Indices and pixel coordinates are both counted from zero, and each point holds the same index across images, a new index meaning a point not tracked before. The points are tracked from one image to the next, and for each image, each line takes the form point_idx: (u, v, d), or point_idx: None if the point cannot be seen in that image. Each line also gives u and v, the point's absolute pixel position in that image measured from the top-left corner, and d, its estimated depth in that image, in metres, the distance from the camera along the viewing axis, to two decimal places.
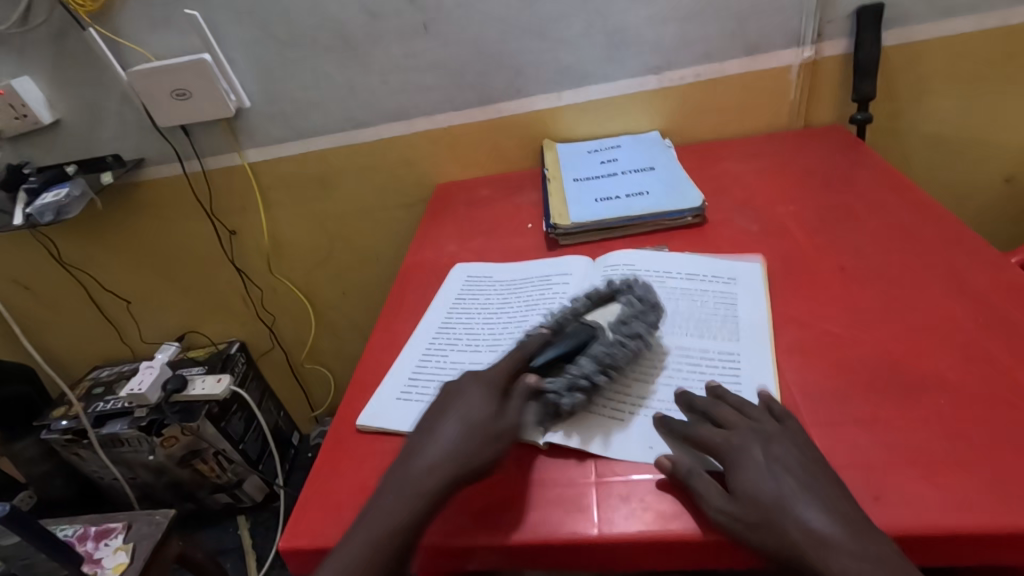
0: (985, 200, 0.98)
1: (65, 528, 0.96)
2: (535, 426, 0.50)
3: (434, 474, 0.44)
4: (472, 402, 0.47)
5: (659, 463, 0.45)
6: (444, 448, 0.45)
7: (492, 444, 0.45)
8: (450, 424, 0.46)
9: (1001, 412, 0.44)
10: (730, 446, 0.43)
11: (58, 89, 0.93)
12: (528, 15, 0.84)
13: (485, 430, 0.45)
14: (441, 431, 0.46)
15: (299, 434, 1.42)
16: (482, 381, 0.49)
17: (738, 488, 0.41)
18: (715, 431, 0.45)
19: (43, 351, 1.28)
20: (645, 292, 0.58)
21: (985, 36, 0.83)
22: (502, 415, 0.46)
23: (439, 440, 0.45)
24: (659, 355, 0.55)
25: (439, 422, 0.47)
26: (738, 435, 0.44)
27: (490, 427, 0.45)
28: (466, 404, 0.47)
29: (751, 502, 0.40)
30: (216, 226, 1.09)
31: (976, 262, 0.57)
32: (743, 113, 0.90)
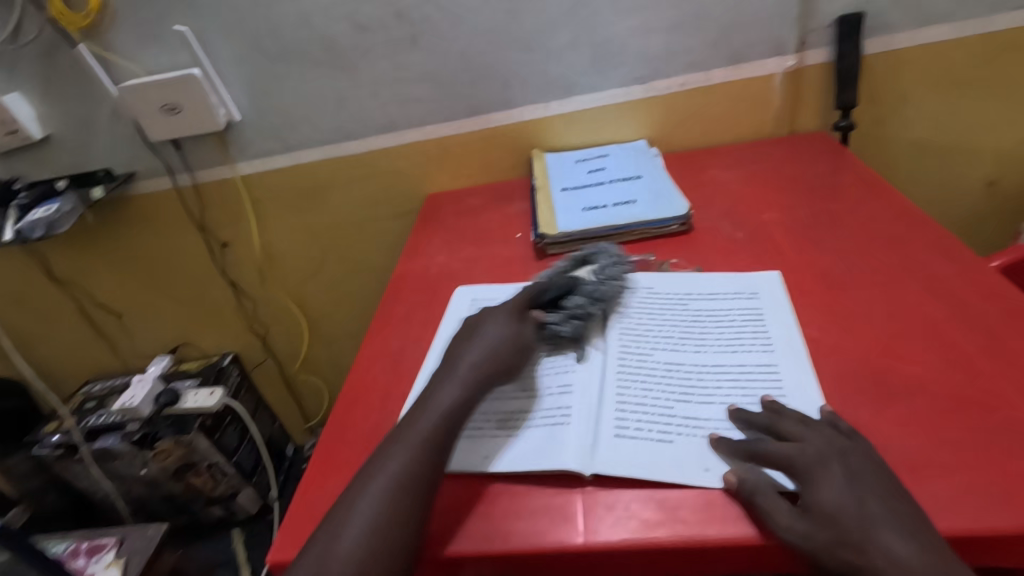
0: (969, 203, 0.99)
1: (58, 544, 0.95)
2: (583, 452, 0.48)
3: (471, 375, 0.51)
4: (494, 330, 0.55)
5: (727, 478, 0.44)
6: (474, 366, 0.52)
7: (512, 351, 0.54)
8: (477, 348, 0.54)
9: (981, 415, 0.45)
10: (804, 459, 0.43)
11: (48, 106, 0.94)
12: (514, 28, 0.85)
13: (514, 353, 0.54)
14: (471, 349, 0.54)
15: (293, 446, 1.42)
16: (505, 313, 0.57)
17: (813, 503, 0.40)
18: (784, 444, 0.44)
19: (36, 366, 1.28)
20: (614, 253, 0.68)
21: (965, 43, 0.84)
22: (520, 332, 0.55)
23: (462, 362, 0.53)
24: (696, 372, 0.53)
25: (470, 342, 0.55)
26: (813, 446, 0.43)
27: (514, 345, 0.54)
28: (487, 328, 0.55)
29: (828, 519, 0.39)
30: (209, 239, 1.09)
31: (957, 267, 0.58)
32: (729, 122, 0.91)
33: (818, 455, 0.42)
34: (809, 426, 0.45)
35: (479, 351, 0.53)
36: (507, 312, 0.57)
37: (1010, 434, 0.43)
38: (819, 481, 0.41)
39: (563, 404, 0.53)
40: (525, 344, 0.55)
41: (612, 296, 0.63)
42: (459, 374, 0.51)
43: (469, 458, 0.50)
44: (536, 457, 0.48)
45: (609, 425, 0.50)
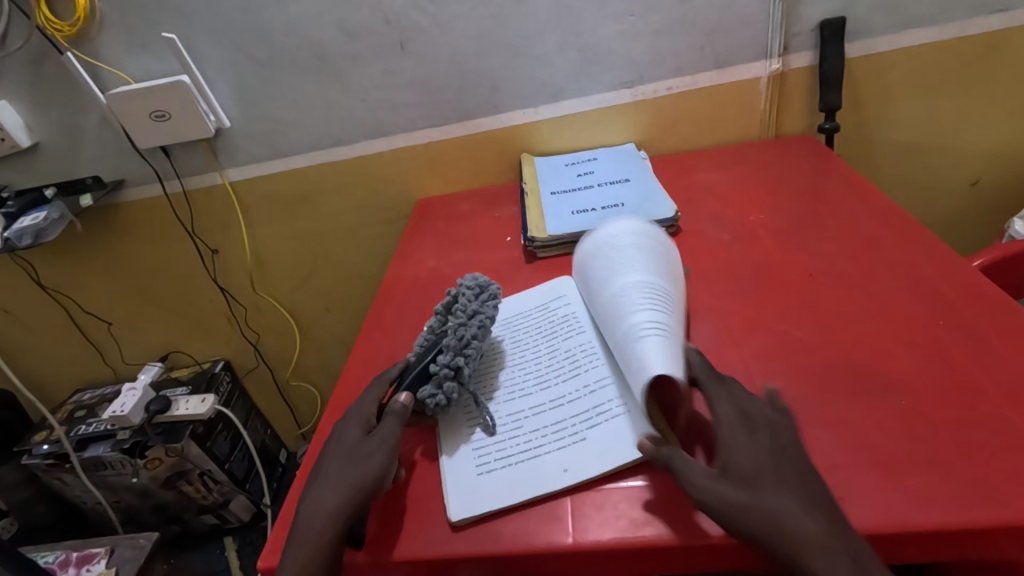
0: (952, 204, 1.01)
1: (47, 555, 0.94)
2: (585, 455, 0.48)
3: (341, 488, 0.46)
4: (337, 459, 0.49)
5: (642, 444, 0.45)
6: (336, 487, 0.47)
7: (371, 459, 0.48)
8: (341, 467, 0.48)
9: (960, 410, 0.45)
10: (752, 420, 0.46)
11: (37, 113, 0.93)
12: (502, 33, 0.86)
13: (375, 455, 0.48)
14: (321, 484, 0.48)
15: (287, 452, 1.42)
16: (357, 420, 0.52)
17: (733, 468, 0.43)
18: (727, 407, 0.47)
19: (24, 375, 1.27)
20: (476, 278, 0.63)
21: (945, 46, 0.85)
22: (378, 438, 0.49)
23: (323, 494, 0.47)
24: (631, 295, 0.54)
25: (320, 477, 0.48)
26: (753, 410, 0.46)
27: (373, 444, 0.49)
28: (330, 467, 0.49)
29: (744, 484, 0.41)
30: (199, 246, 1.09)
31: (936, 266, 0.59)
32: (716, 125, 0.92)
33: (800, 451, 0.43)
34: (731, 388, 0.48)
35: (343, 464, 0.48)
36: (363, 414, 0.53)
37: (991, 428, 0.44)
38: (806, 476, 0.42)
39: (607, 398, 0.52)
40: (387, 439, 0.49)
41: (479, 334, 0.56)
42: (334, 490, 0.47)
43: (512, 477, 0.48)
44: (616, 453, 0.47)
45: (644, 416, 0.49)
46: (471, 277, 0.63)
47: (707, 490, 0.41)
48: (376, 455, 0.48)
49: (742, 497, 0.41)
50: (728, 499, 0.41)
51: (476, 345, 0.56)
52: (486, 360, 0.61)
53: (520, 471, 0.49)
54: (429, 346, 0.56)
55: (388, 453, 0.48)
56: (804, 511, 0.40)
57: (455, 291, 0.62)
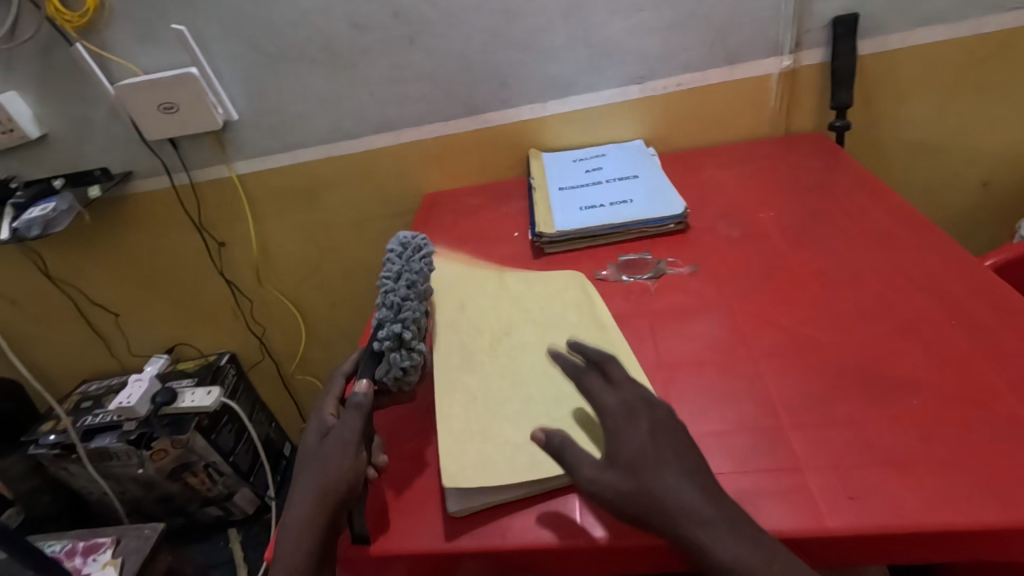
0: (963, 203, 1.00)
1: (54, 544, 0.95)
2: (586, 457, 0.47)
3: (309, 498, 0.45)
4: (300, 469, 0.47)
5: (537, 436, 0.46)
6: (305, 499, 0.45)
7: (336, 459, 0.46)
8: (305, 476, 0.46)
9: (972, 410, 0.45)
10: (629, 405, 0.46)
11: (46, 104, 0.93)
12: (511, 28, 0.85)
13: (337, 455, 0.46)
14: (295, 493, 0.46)
15: (291, 445, 1.42)
16: (314, 426, 0.50)
17: (615, 454, 0.43)
18: (607, 393, 0.47)
19: (32, 366, 1.28)
20: (401, 237, 0.60)
21: (957, 44, 0.85)
22: (336, 439, 0.47)
23: (298, 503, 0.45)
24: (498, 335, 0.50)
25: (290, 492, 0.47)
26: (627, 391, 0.47)
27: (333, 444, 0.47)
28: (297, 484, 0.46)
29: (628, 470, 0.42)
30: (205, 238, 1.09)
31: (949, 265, 0.59)
32: (726, 122, 0.92)
33: None
34: (608, 371, 0.48)
35: (306, 473, 0.47)
36: (323, 418, 0.51)
37: (1004, 429, 0.43)
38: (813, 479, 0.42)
39: None
40: (347, 435, 0.47)
41: (409, 295, 0.54)
42: (303, 501, 0.45)
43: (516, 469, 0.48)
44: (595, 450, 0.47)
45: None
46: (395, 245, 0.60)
47: (589, 480, 0.42)
48: (338, 457, 0.46)
49: (625, 483, 0.42)
50: (612, 487, 0.42)
51: (410, 306, 0.53)
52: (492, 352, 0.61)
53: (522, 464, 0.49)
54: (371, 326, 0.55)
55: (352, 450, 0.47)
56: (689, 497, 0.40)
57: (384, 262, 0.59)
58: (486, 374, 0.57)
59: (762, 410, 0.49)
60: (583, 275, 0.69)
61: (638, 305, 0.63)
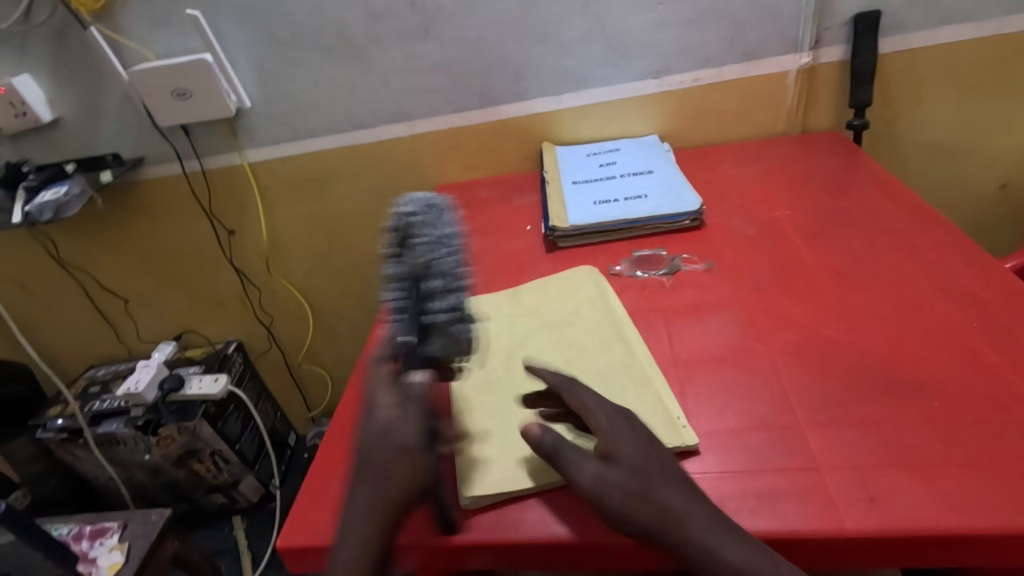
0: (979, 206, 0.99)
1: (61, 527, 0.95)
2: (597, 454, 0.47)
3: (368, 508, 0.40)
4: (359, 476, 0.41)
5: (528, 431, 0.42)
6: (362, 505, 0.40)
7: (401, 461, 0.40)
8: (362, 483, 0.40)
9: (993, 413, 0.44)
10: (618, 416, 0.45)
11: (59, 88, 0.93)
12: (528, 19, 0.85)
13: (401, 467, 0.40)
14: (349, 499, 0.41)
15: (296, 435, 1.42)
16: (370, 418, 0.42)
17: (615, 455, 0.42)
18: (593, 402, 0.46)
19: (41, 350, 1.28)
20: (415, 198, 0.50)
21: (980, 44, 0.83)
22: (401, 444, 0.41)
23: (358, 509, 0.40)
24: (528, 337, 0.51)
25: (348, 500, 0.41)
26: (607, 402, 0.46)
27: (388, 452, 0.40)
28: (357, 491, 0.41)
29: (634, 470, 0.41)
30: (215, 226, 1.09)
31: (971, 267, 0.58)
32: (742, 119, 0.91)
33: None
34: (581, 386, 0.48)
35: (361, 480, 0.41)
36: (376, 414, 0.42)
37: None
38: None
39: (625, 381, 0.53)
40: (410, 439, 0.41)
41: (458, 262, 0.48)
42: (359, 512, 0.40)
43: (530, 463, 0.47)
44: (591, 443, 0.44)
45: (675, 416, 0.49)
46: (414, 201, 0.50)
47: (593, 479, 0.40)
48: (403, 462, 0.40)
49: (632, 483, 0.40)
50: (618, 486, 0.40)
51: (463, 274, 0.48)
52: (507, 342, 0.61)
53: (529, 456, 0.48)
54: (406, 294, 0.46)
55: (415, 455, 0.40)
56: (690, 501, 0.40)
57: (398, 223, 0.49)
58: (500, 371, 0.56)
59: (780, 409, 0.48)
60: (597, 270, 0.69)
61: (653, 301, 0.63)
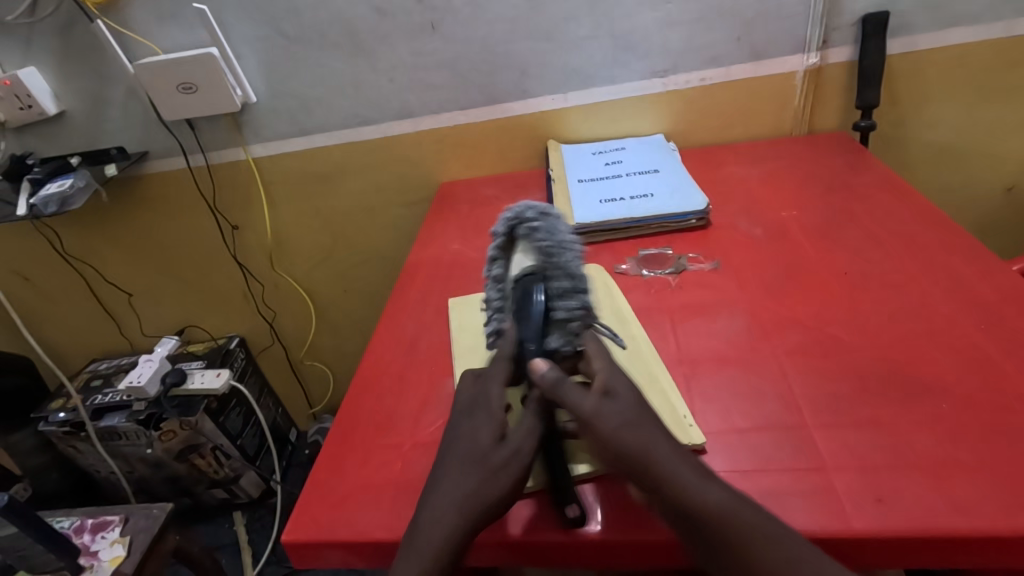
0: (984, 209, 0.99)
1: (63, 520, 0.95)
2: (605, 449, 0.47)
3: (457, 497, 0.41)
4: (456, 470, 0.42)
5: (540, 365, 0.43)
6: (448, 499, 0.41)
7: (504, 473, 0.41)
8: (457, 478, 0.42)
9: (1001, 416, 0.44)
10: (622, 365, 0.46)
11: (64, 81, 0.93)
12: (535, 16, 0.84)
13: (501, 475, 0.41)
14: (439, 488, 0.42)
15: (297, 431, 1.42)
16: (481, 412, 0.45)
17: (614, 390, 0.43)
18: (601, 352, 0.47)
19: (44, 343, 1.29)
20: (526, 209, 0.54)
21: (989, 45, 0.83)
22: (509, 454, 0.42)
23: (443, 499, 0.42)
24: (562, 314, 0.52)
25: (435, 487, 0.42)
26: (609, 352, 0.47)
27: (496, 457, 0.42)
28: (449, 481, 0.42)
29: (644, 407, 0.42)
30: (219, 221, 1.09)
31: (978, 269, 0.58)
32: (748, 119, 0.91)
33: None
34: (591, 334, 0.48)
35: (456, 470, 0.43)
36: (492, 411, 0.45)
37: None
38: None
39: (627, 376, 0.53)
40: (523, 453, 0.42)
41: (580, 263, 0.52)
42: (446, 502, 0.41)
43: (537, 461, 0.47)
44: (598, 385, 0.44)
45: (681, 414, 0.48)
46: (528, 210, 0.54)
47: (593, 406, 0.41)
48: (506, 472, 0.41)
49: (629, 414, 0.41)
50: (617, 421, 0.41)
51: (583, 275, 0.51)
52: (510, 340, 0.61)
53: None
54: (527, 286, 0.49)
55: (517, 450, 0.42)
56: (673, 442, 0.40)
57: (520, 231, 0.53)
58: None
59: (787, 409, 0.48)
60: (603, 269, 0.68)
61: (659, 300, 0.62)
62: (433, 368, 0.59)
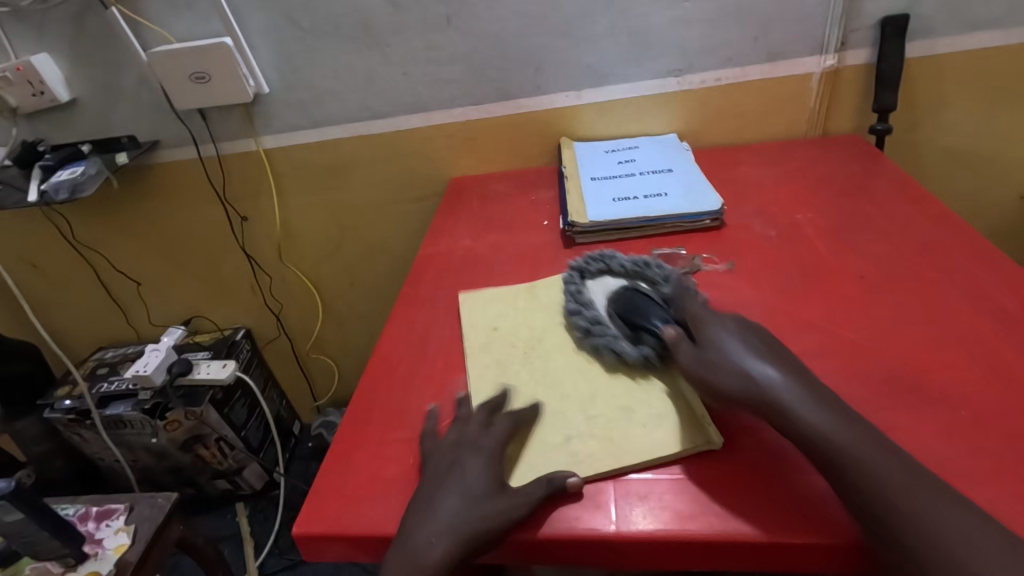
0: (998, 215, 0.98)
1: (67, 507, 0.95)
2: (622, 447, 0.46)
3: (453, 521, 0.43)
4: (454, 490, 0.44)
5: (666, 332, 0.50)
6: (445, 510, 0.43)
7: (501, 504, 0.43)
8: (453, 497, 0.44)
9: (1022, 423, 0.44)
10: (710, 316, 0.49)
11: (77, 68, 0.93)
12: (551, 12, 0.84)
13: (498, 506, 0.43)
14: (436, 501, 0.44)
15: (301, 424, 1.42)
16: (473, 451, 0.47)
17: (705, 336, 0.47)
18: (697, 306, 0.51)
19: (50, 330, 1.29)
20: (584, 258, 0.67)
21: (1008, 50, 0.82)
22: (509, 495, 0.44)
23: (441, 509, 0.43)
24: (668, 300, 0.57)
25: (434, 497, 0.44)
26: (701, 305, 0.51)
27: (495, 496, 0.44)
28: (445, 500, 0.44)
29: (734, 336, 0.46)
30: (229, 212, 1.09)
31: (997, 275, 0.57)
32: (762, 120, 0.90)
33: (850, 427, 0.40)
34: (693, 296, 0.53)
35: (450, 499, 0.44)
36: (487, 447, 0.47)
37: None
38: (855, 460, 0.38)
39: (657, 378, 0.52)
40: (526, 495, 0.43)
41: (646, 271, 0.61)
42: (439, 527, 0.42)
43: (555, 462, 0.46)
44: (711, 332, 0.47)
45: (699, 413, 0.47)
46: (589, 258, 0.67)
47: (692, 355, 0.46)
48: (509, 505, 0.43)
49: (718, 346, 0.46)
50: (704, 355, 0.46)
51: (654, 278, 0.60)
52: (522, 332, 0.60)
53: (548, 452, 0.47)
54: (623, 296, 0.57)
55: (520, 495, 0.44)
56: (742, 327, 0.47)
57: (590, 271, 0.64)
58: (520, 365, 0.56)
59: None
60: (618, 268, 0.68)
61: None
62: (445, 363, 0.59)
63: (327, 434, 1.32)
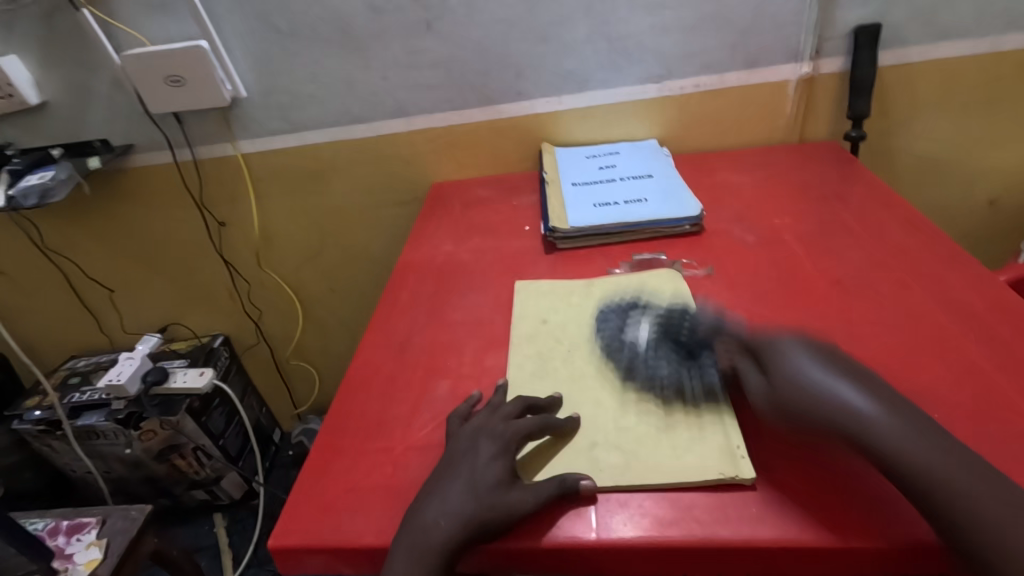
0: (970, 220, 1.01)
1: (36, 522, 0.92)
2: (603, 460, 0.46)
3: (461, 508, 0.42)
4: (473, 475, 0.44)
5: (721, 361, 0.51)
6: (452, 497, 0.43)
7: (509, 495, 0.43)
8: (460, 485, 0.44)
9: (994, 425, 0.44)
10: (771, 345, 0.47)
11: (47, 70, 0.91)
12: (531, 18, 0.84)
13: (509, 495, 0.43)
14: (443, 490, 0.44)
15: (281, 432, 1.40)
16: (489, 438, 0.46)
17: (777, 370, 0.45)
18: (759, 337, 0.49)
19: (20, 339, 1.25)
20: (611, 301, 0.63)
21: (977, 60, 0.85)
22: (519, 487, 0.44)
23: (451, 494, 0.43)
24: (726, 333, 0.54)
25: (443, 484, 0.44)
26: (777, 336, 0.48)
27: (505, 488, 0.44)
28: (456, 485, 0.44)
29: (825, 359, 0.44)
30: (206, 217, 1.07)
31: (968, 279, 0.58)
32: (741, 127, 0.91)
33: (797, 342, 0.46)
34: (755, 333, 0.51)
35: (462, 485, 0.44)
36: (505, 437, 0.47)
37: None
38: (786, 359, 0.45)
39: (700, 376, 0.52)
40: (543, 490, 0.43)
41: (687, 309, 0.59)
42: (446, 510, 0.42)
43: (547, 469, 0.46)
44: (788, 365, 0.45)
45: (734, 443, 0.45)
46: (609, 304, 0.62)
47: (769, 394, 0.45)
48: (521, 497, 0.43)
49: (812, 381, 0.43)
50: (787, 388, 0.44)
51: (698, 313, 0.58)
52: (502, 344, 0.60)
53: (541, 455, 0.48)
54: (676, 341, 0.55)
55: (532, 490, 0.43)
56: (809, 345, 0.46)
57: (616, 322, 0.60)
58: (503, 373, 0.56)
59: None
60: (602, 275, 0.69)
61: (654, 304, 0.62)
62: (427, 370, 0.59)
63: (308, 442, 1.31)
